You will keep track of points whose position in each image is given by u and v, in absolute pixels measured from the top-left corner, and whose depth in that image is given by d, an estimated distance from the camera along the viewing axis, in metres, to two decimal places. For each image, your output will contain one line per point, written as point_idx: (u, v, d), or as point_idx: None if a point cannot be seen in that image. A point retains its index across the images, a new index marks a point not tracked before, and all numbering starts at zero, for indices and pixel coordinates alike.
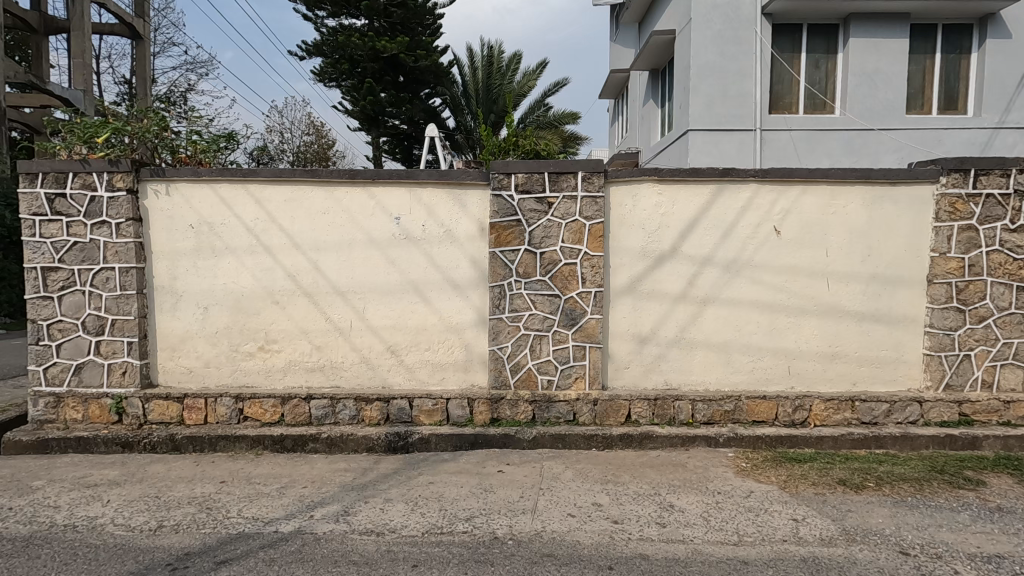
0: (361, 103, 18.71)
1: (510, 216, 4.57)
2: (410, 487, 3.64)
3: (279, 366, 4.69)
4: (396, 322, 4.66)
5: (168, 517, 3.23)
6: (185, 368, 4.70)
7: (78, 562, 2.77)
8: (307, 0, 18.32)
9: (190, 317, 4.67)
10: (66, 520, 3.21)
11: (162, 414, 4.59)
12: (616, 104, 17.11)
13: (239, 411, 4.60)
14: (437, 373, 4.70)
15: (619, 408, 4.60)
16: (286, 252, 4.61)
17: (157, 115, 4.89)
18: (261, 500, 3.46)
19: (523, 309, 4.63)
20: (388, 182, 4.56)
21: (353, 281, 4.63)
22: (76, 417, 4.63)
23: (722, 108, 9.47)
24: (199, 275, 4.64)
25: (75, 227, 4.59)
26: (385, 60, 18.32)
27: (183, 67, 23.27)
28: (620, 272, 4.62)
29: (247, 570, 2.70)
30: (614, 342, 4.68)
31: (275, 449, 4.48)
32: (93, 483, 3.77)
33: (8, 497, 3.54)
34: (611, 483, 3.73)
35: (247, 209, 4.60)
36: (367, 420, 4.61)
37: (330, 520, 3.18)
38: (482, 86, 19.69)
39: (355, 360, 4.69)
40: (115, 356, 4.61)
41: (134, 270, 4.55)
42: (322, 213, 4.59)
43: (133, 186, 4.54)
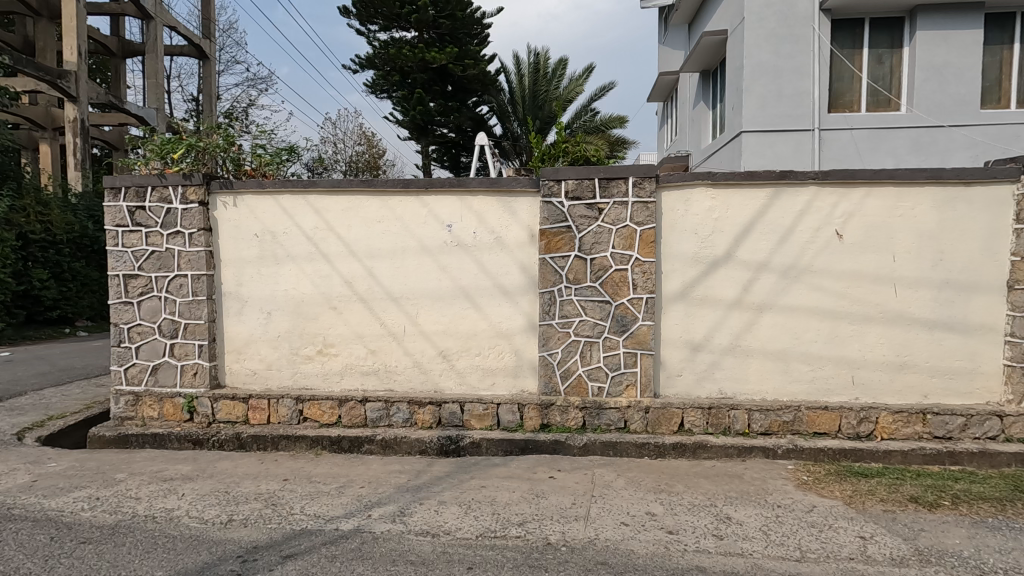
0: (411, 112, 19.11)
1: (560, 223, 4.59)
2: (462, 490, 3.70)
3: (336, 369, 4.87)
4: (448, 327, 4.75)
5: (237, 512, 3.41)
6: (249, 370, 4.95)
7: (158, 550, 2.96)
8: (361, 16, 18.93)
9: (254, 322, 4.92)
10: (147, 511, 3.44)
11: (230, 413, 4.86)
12: (665, 108, 16.87)
13: (300, 412, 4.82)
14: (488, 378, 4.75)
15: (671, 416, 4.54)
16: (342, 259, 4.79)
17: (226, 130, 5.20)
18: (322, 498, 3.60)
19: (573, 315, 4.63)
20: (440, 190, 4.67)
21: (406, 288, 4.75)
22: (152, 415, 4.95)
23: (777, 108, 9.19)
24: (262, 282, 4.88)
25: (153, 237, 4.92)
26: (434, 70, 18.74)
27: (248, 84, 26.09)
28: (672, 277, 4.55)
29: (311, 566, 2.81)
30: (667, 349, 4.61)
31: (333, 449, 4.65)
32: (168, 477, 4.02)
33: (95, 487, 3.82)
34: (665, 492, 3.67)
35: (306, 219, 4.81)
36: (420, 424, 4.73)
37: (388, 520, 3.28)
38: (529, 93, 19.89)
39: (407, 364, 4.81)
40: (187, 358, 4.90)
41: (205, 277, 4.84)
42: (377, 222, 4.75)
43: (204, 198, 4.84)
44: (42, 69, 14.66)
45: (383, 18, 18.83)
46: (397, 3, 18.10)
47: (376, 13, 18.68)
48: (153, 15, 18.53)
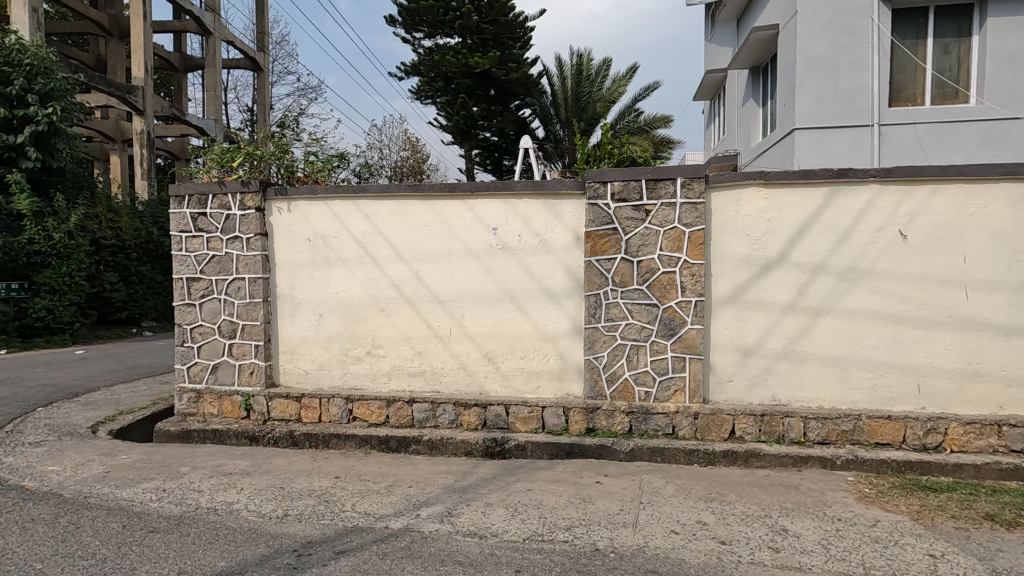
0: (455, 117, 19.33)
1: (606, 225, 4.55)
2: (509, 493, 3.71)
3: (384, 370, 4.97)
4: (493, 330, 4.78)
5: (292, 507, 3.53)
6: (302, 369, 5.11)
7: (219, 542, 3.09)
8: (406, 24, 19.33)
9: (306, 323, 5.08)
10: (209, 503, 3.60)
11: (284, 411, 5.04)
12: (712, 106, 16.49)
13: (349, 411, 4.95)
14: (533, 381, 4.74)
15: (721, 423, 4.42)
16: (391, 262, 4.90)
17: (281, 139, 5.40)
18: (372, 496, 3.68)
19: (619, 318, 4.58)
20: (486, 194, 4.70)
21: (452, 290, 4.81)
22: (213, 411, 5.19)
23: (832, 104, 8.83)
24: (314, 285, 5.04)
25: (214, 242, 5.17)
26: (477, 75, 18.91)
27: (299, 93, 27.11)
28: (723, 280, 4.43)
29: (363, 562, 2.87)
30: (717, 354, 4.49)
31: (381, 448, 4.74)
32: (228, 471, 4.20)
33: (162, 479, 4.04)
34: (716, 501, 3.57)
35: (356, 223, 4.94)
36: (466, 425, 4.79)
37: (436, 520, 3.32)
38: (572, 95, 19.84)
39: (453, 366, 4.87)
40: (245, 357, 5.11)
41: (261, 279, 5.04)
42: (424, 226, 4.83)
43: (261, 205, 5.04)
44: (113, 85, 15.66)
45: (427, 25, 19.18)
46: (441, 10, 18.40)
47: (421, 21, 19.02)
48: (212, 30, 19.47)
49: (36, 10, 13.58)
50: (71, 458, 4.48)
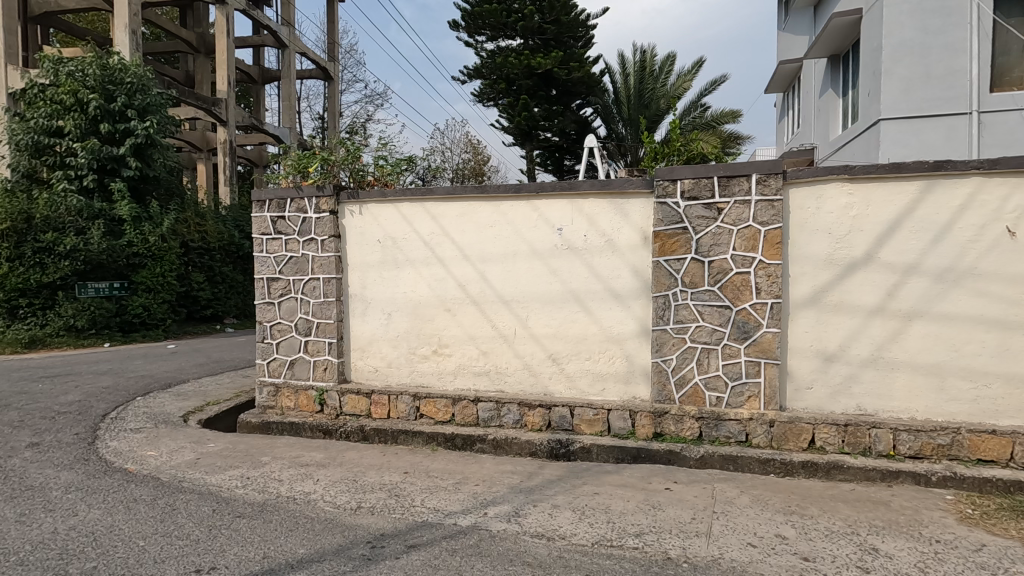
0: (517, 119, 19.38)
1: (676, 224, 4.42)
2: (575, 495, 3.68)
3: (450, 369, 5.06)
4: (558, 330, 4.75)
5: (365, 500, 3.65)
6: (372, 367, 5.29)
7: (299, 529, 3.24)
8: (469, 28, 19.61)
9: (376, 322, 5.26)
10: (288, 492, 3.79)
11: (354, 406, 5.23)
12: (785, 99, 15.69)
13: (416, 408, 5.07)
14: (598, 383, 4.68)
15: (801, 432, 4.19)
16: (456, 263, 4.97)
17: (353, 144, 5.61)
18: (440, 493, 3.75)
19: (689, 320, 4.44)
20: (551, 194, 4.69)
21: (517, 291, 4.82)
22: (289, 405, 5.45)
23: (923, 91, 8.19)
24: (384, 285, 5.20)
25: (291, 244, 5.43)
26: (539, 75, 18.92)
27: (366, 100, 28.15)
28: (801, 281, 4.20)
29: (433, 557, 2.92)
30: (795, 359, 4.26)
31: (447, 446, 4.82)
32: (305, 463, 4.40)
33: (246, 468, 4.29)
34: (797, 515, 3.38)
35: (424, 225, 5.05)
36: (531, 426, 4.78)
37: (503, 520, 3.33)
38: (635, 92, 19.50)
39: (518, 366, 4.88)
40: (319, 354, 5.35)
41: (335, 280, 5.25)
42: (489, 227, 4.87)
43: (334, 208, 5.26)
44: (200, 98, 16.83)
45: (490, 28, 19.37)
46: (504, 12, 18.55)
47: (484, 24, 19.23)
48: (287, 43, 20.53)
49: (136, 32, 14.80)
50: (165, 445, 4.84)
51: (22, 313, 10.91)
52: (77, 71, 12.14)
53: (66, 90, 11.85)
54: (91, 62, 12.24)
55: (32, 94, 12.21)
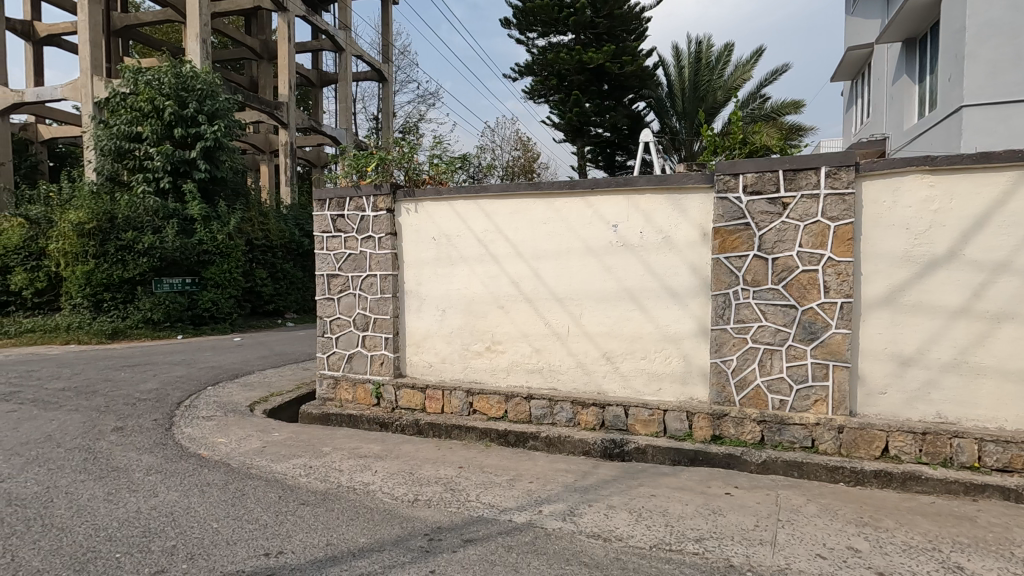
0: (568, 115, 19.30)
1: (738, 220, 4.26)
2: (631, 497, 3.61)
3: (502, 365, 5.08)
4: (612, 329, 4.69)
5: (422, 492, 3.72)
6: (426, 362, 5.38)
7: (360, 519, 3.34)
8: (521, 25, 19.58)
9: (431, 318, 5.34)
10: (349, 482, 3.92)
11: (410, 401, 5.34)
12: (853, 87, 14.87)
13: (470, 404, 5.13)
14: (653, 383, 4.58)
15: (872, 439, 3.97)
16: (510, 260, 4.98)
17: (408, 143, 5.71)
18: (495, 489, 3.78)
19: (750, 319, 4.27)
20: (606, 191, 4.62)
21: (571, 288, 4.79)
22: (348, 397, 5.63)
23: (1012, 74, 7.57)
24: (438, 281, 5.28)
25: (350, 241, 5.59)
26: (591, 70, 18.70)
27: (418, 100, 28.68)
28: (874, 280, 3.96)
29: (490, 552, 2.94)
30: (867, 362, 4.02)
31: (500, 441, 4.84)
32: (363, 454, 4.53)
33: (309, 457, 4.45)
34: (870, 527, 3.20)
35: (478, 223, 5.09)
36: (584, 424, 4.74)
37: (558, 518, 3.32)
38: (689, 85, 19.01)
39: (571, 364, 4.85)
40: (376, 349, 5.49)
41: (391, 276, 5.37)
42: (543, 224, 4.85)
43: (391, 206, 5.37)
44: (263, 102, 17.60)
45: (541, 25, 19.28)
46: (555, 8, 18.43)
47: (535, 21, 19.16)
48: (344, 47, 21.16)
49: (206, 41, 15.62)
50: (234, 432, 5.10)
51: (106, 307, 11.75)
52: (154, 80, 12.96)
53: (145, 97, 12.69)
54: (167, 70, 13.03)
55: (115, 102, 13.16)
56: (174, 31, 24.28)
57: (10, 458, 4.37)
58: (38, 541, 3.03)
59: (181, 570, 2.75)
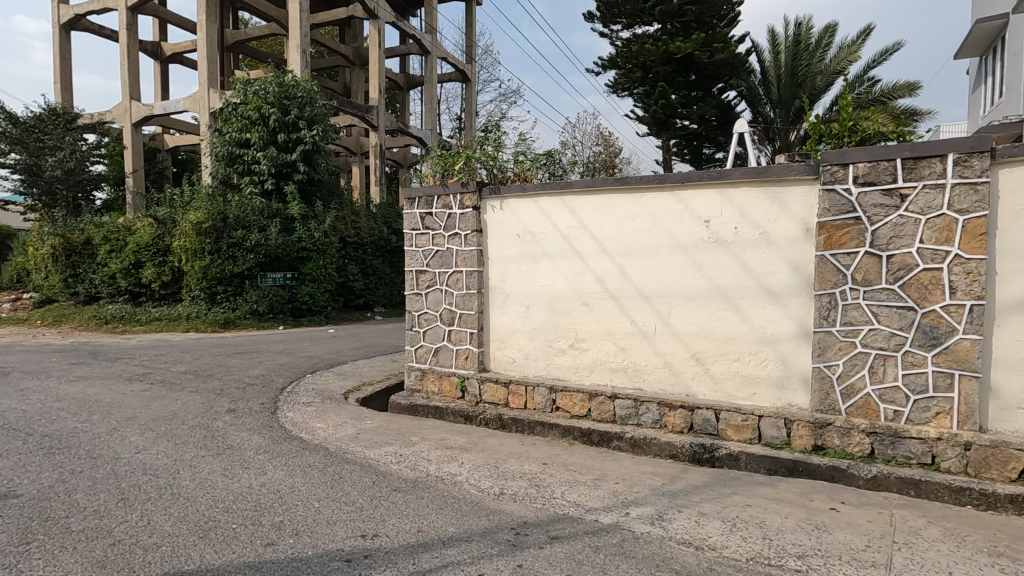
0: (653, 108, 18.62)
1: (847, 214, 3.93)
2: (724, 505, 3.45)
3: (586, 363, 5.03)
4: (702, 329, 4.49)
5: (507, 486, 3.77)
6: (510, 358, 5.44)
7: (448, 508, 3.43)
8: (604, 18, 19.24)
9: (515, 314, 5.39)
10: (436, 472, 4.05)
11: (493, 395, 5.41)
12: (982, 64, 13.29)
13: (553, 401, 5.12)
14: (747, 387, 4.34)
15: (1007, 460, 3.52)
16: (595, 257, 4.91)
17: (493, 141, 5.77)
18: (580, 487, 3.75)
19: (860, 322, 3.94)
20: (698, 184, 4.43)
21: (658, 286, 4.64)
22: (434, 389, 5.80)
23: None
24: (523, 278, 5.32)
25: (438, 238, 5.75)
26: (678, 60, 18.02)
27: (500, 99, 29.06)
28: (1012, 280, 3.52)
29: (578, 551, 2.92)
30: (1001, 373, 3.58)
31: (583, 440, 4.79)
32: (450, 445, 4.66)
33: (400, 445, 4.65)
34: (1007, 558, 2.84)
35: (563, 219, 5.06)
36: (671, 427, 4.58)
37: (646, 522, 3.24)
38: (786, 70, 17.84)
39: (657, 364, 4.70)
40: (461, 343, 5.61)
41: (477, 273, 5.48)
42: (630, 220, 4.73)
43: (477, 204, 5.47)
44: (356, 106, 18.54)
45: (626, 16, 18.84)
46: None
47: (620, 13, 18.76)
48: (431, 49, 21.81)
49: (306, 51, 16.67)
50: (331, 418, 5.42)
51: (219, 298, 12.89)
52: (260, 90, 14.05)
53: (252, 106, 13.78)
54: (271, 81, 14.08)
55: (228, 112, 14.39)
56: (278, 43, 26.18)
57: (144, 432, 4.92)
58: (168, 508, 3.38)
59: (289, 544, 2.96)
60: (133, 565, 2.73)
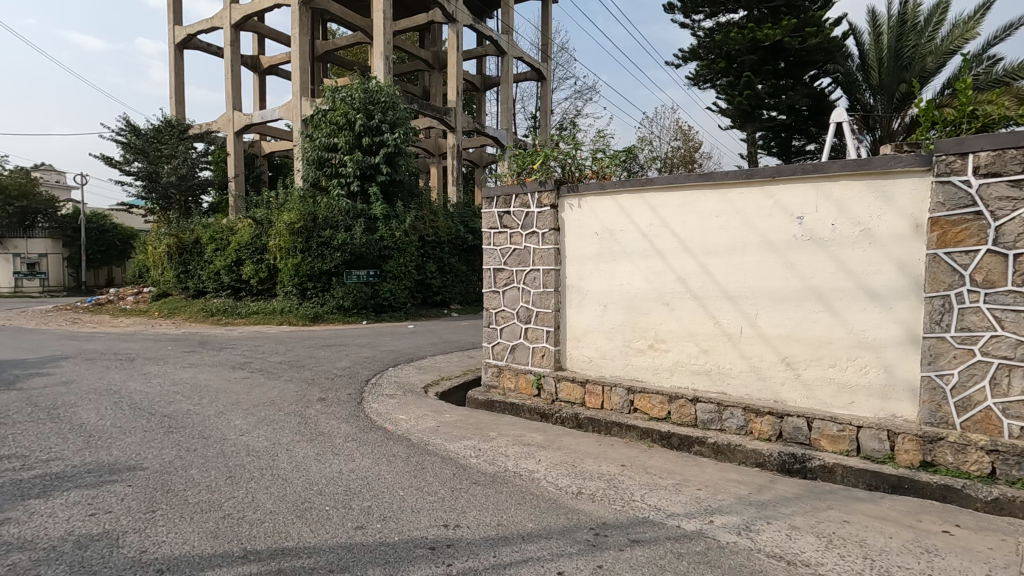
0: (737, 99, 17.77)
1: (965, 208, 3.56)
2: (818, 520, 3.25)
3: (666, 365, 4.89)
4: (794, 331, 4.25)
5: (585, 486, 3.75)
6: (586, 357, 5.40)
7: (527, 504, 3.47)
8: (686, 8, 18.60)
9: (592, 313, 5.34)
10: (514, 467, 4.10)
11: (569, 394, 5.38)
12: None
13: (630, 402, 5.02)
14: (844, 395, 4.06)
15: None
16: (676, 255, 4.77)
17: (572, 139, 5.74)
18: (660, 491, 3.66)
19: (980, 328, 3.56)
20: (791, 179, 4.19)
21: (745, 286, 4.43)
22: (511, 386, 5.86)
23: None
24: (600, 277, 5.27)
25: (515, 237, 5.81)
26: (766, 48, 17.06)
27: (575, 96, 28.84)
28: None
29: (659, 556, 2.86)
30: None
31: (662, 443, 4.66)
32: (527, 442, 4.71)
33: (478, 440, 4.75)
34: None
35: (643, 216, 4.95)
36: (757, 434, 4.35)
37: (732, 531, 3.11)
38: (889, 53, 16.46)
39: (743, 368, 4.50)
40: (538, 341, 5.64)
41: (554, 271, 5.48)
42: (714, 217, 4.56)
43: (555, 202, 5.47)
44: (435, 108, 19.09)
45: (709, 5, 18.13)
46: None
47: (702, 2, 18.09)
48: (507, 50, 22.05)
49: (388, 57, 17.35)
50: (412, 411, 5.64)
51: (309, 294, 13.73)
52: (347, 97, 14.80)
53: (340, 112, 14.55)
54: (357, 87, 14.80)
55: (318, 118, 15.26)
56: (363, 52, 27.47)
57: (247, 416, 5.35)
58: (269, 487, 3.66)
59: (377, 528, 3.11)
60: (241, 537, 2.98)
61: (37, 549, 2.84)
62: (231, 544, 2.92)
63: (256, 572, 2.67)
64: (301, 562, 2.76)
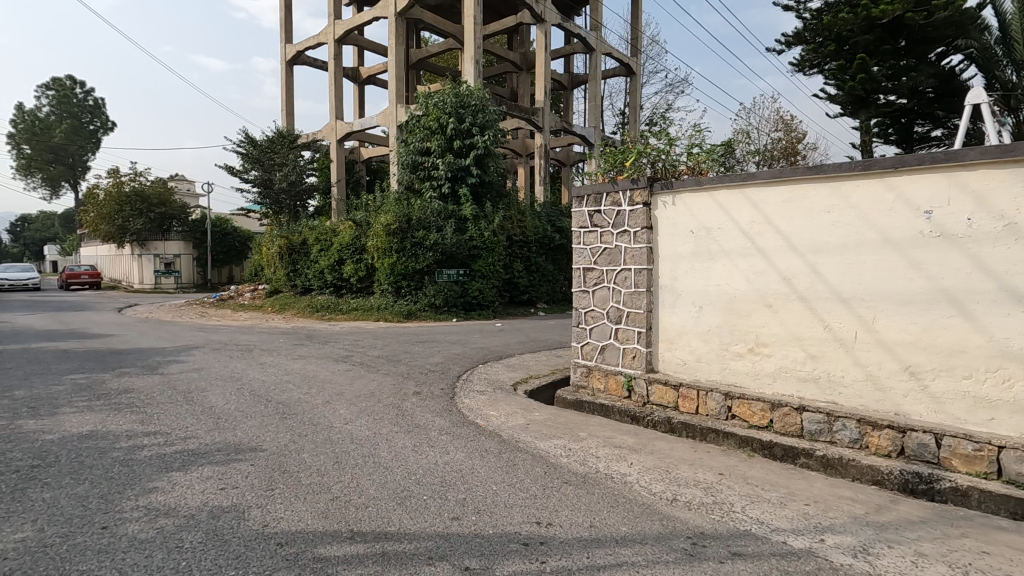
0: (848, 84, 16.32)
1: None
2: (950, 548, 2.92)
3: (768, 370, 4.62)
4: (919, 337, 3.84)
5: (681, 493, 3.63)
6: (680, 359, 5.22)
7: (619, 507, 3.41)
8: None
9: (686, 314, 5.16)
10: (605, 469, 4.05)
11: (662, 397, 5.22)
12: None
13: (728, 408, 4.77)
14: (981, 410, 3.62)
15: None
16: (781, 254, 4.49)
17: (666, 135, 5.54)
18: (763, 504, 3.46)
19: None
20: (917, 169, 3.79)
21: (861, 288, 4.08)
22: (600, 387, 5.79)
23: None
24: (695, 276, 5.07)
25: (606, 236, 5.72)
26: (883, 26, 15.52)
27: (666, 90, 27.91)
28: None
29: (762, 572, 2.71)
30: None
31: (764, 453, 4.40)
32: (618, 444, 4.63)
33: (568, 439, 4.75)
34: None
35: (743, 213, 4.70)
36: (875, 449, 3.98)
37: (847, 553, 2.88)
38: None
39: (857, 376, 4.14)
40: (628, 342, 5.53)
41: (646, 271, 5.35)
42: (826, 212, 4.23)
43: (648, 199, 5.33)
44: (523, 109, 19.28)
45: None
46: None
47: None
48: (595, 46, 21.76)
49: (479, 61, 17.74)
50: (502, 408, 5.74)
51: (403, 292, 14.37)
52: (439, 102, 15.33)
53: (433, 117, 15.11)
54: (449, 92, 15.28)
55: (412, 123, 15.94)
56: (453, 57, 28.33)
57: (350, 406, 5.72)
58: (372, 474, 3.88)
59: (471, 521, 3.20)
60: (349, 519, 3.19)
61: (180, 515, 3.21)
62: (340, 524, 3.14)
63: (364, 552, 2.84)
64: (403, 546, 2.91)
